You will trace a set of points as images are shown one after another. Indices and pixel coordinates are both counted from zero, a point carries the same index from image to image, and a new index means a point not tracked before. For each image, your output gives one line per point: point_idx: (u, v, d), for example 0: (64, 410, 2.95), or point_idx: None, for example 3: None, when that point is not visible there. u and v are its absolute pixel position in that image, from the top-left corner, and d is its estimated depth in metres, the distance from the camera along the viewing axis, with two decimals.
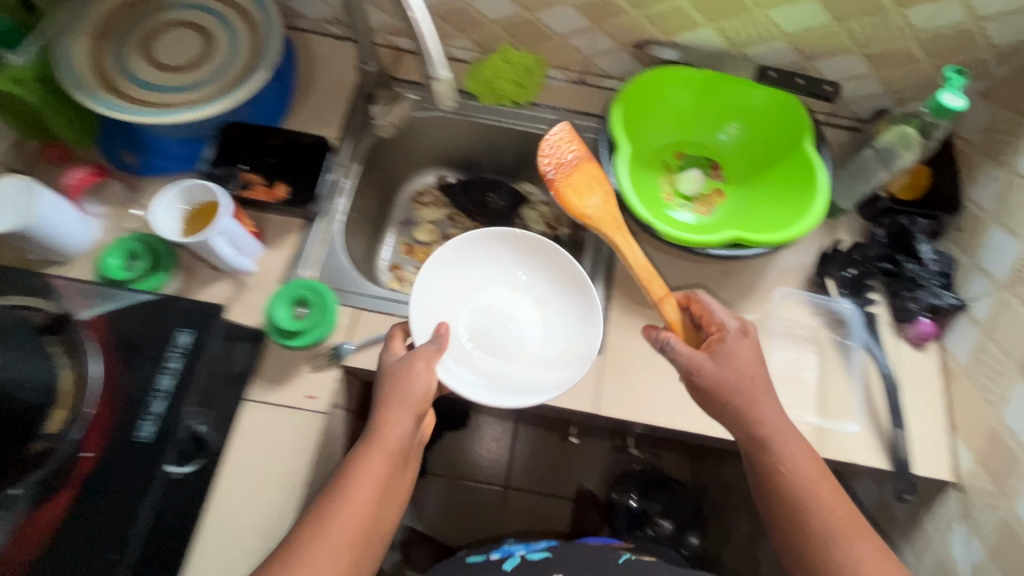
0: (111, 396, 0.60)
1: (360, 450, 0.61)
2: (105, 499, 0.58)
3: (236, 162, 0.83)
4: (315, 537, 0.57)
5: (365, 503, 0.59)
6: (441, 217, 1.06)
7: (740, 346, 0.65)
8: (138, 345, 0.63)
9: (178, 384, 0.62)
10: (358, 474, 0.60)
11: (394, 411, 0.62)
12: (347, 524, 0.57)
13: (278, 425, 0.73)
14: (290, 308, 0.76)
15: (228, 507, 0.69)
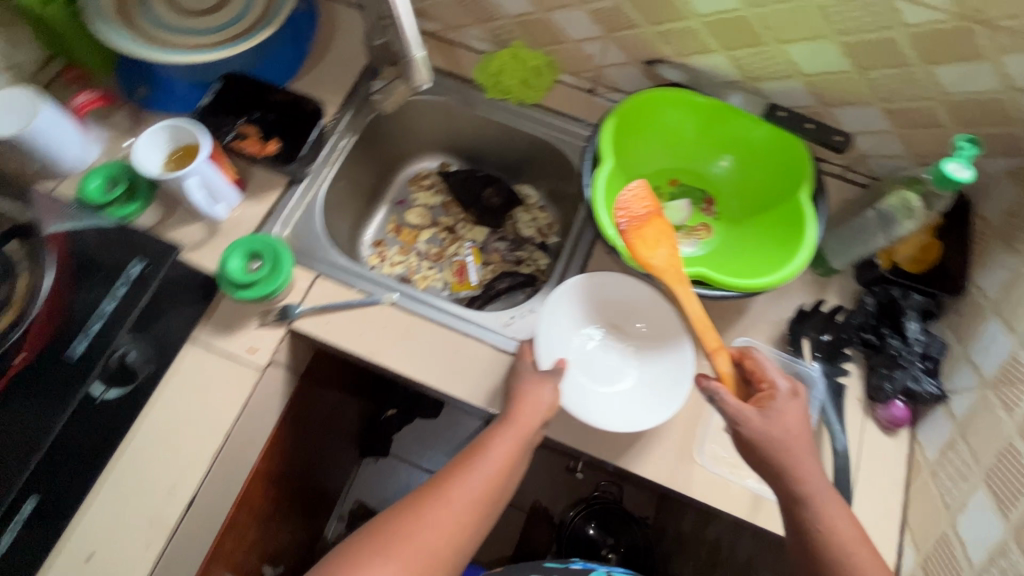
0: (54, 311, 0.62)
1: (483, 437, 0.65)
2: (26, 403, 0.60)
3: (237, 115, 0.84)
4: (441, 513, 0.60)
5: (479, 490, 0.62)
6: (435, 203, 1.06)
7: (788, 405, 0.61)
8: (93, 268, 0.66)
9: (119, 310, 0.64)
10: (484, 462, 0.63)
11: (529, 401, 0.65)
12: (458, 504, 0.61)
13: (212, 374, 0.71)
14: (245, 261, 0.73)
15: (142, 447, 0.67)
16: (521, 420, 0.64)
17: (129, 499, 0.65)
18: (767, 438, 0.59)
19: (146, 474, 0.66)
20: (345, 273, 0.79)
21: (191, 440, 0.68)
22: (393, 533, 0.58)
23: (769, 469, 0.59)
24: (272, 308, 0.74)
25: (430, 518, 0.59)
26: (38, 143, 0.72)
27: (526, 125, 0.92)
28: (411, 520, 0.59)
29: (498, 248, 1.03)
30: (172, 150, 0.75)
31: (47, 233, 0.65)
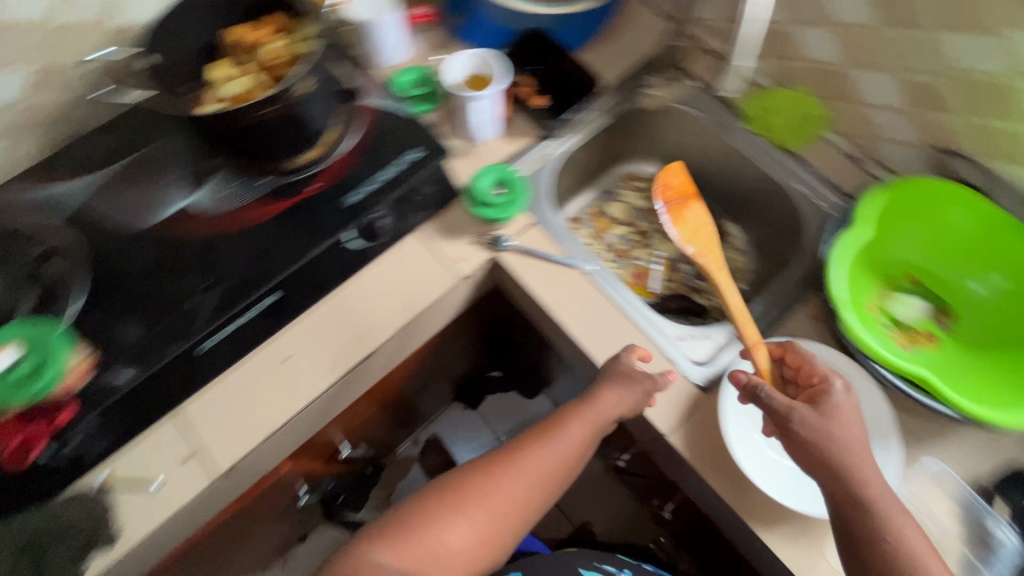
0: (346, 162, 0.77)
1: (560, 415, 0.72)
2: (299, 221, 0.74)
3: (523, 65, 0.93)
4: (516, 478, 0.68)
5: (543, 475, 0.69)
6: (639, 206, 1.08)
7: (845, 401, 0.61)
8: (383, 140, 0.79)
9: (390, 181, 0.77)
10: (558, 444, 0.70)
11: (610, 388, 0.69)
12: (528, 474, 0.68)
13: (422, 263, 0.79)
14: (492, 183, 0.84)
15: (348, 295, 0.75)
16: (606, 405, 0.70)
17: (324, 330, 0.73)
18: (820, 443, 0.58)
19: (346, 316, 0.75)
20: (555, 230, 0.85)
21: (385, 311, 0.75)
22: (479, 486, 0.68)
23: (844, 492, 0.57)
24: (486, 234, 0.82)
25: (505, 482, 0.68)
26: (377, 34, 0.88)
27: (772, 168, 0.89)
28: (494, 478, 0.68)
29: (682, 270, 1.03)
30: (468, 73, 0.85)
31: (362, 105, 0.81)
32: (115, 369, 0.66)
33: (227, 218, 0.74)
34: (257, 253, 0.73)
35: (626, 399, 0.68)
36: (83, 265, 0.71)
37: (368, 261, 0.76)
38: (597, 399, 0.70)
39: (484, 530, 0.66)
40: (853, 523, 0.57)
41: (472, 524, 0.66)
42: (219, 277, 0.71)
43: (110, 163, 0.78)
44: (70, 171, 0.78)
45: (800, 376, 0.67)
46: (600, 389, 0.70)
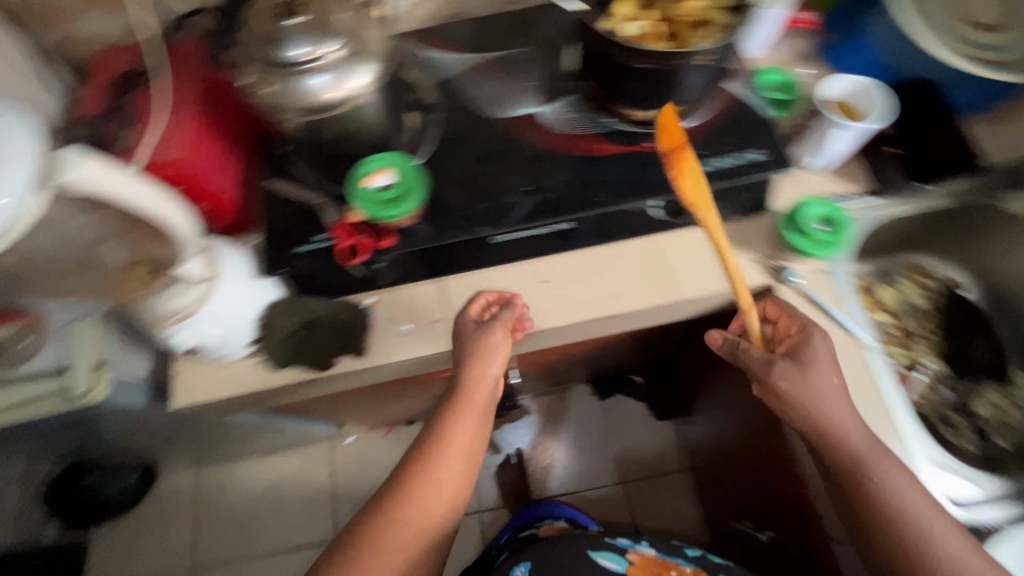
0: (691, 135, 0.77)
1: (473, 348, 0.75)
2: (625, 170, 0.75)
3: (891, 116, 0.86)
4: (444, 466, 0.75)
5: (472, 431, 0.78)
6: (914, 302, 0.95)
7: (823, 347, 0.72)
8: (735, 128, 0.77)
9: (726, 169, 0.74)
10: (469, 393, 0.77)
11: (479, 386, 0.77)
12: (446, 467, 0.75)
13: (702, 256, 0.79)
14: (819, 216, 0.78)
15: (622, 253, 0.80)
16: (477, 382, 0.77)
17: (595, 271, 0.79)
18: (803, 403, 0.70)
19: (618, 270, 0.79)
20: (845, 286, 0.80)
21: (650, 280, 0.78)
22: (402, 502, 0.73)
23: (839, 459, 0.69)
24: (774, 260, 0.79)
25: (419, 492, 0.74)
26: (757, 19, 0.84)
27: None
28: (409, 492, 0.74)
29: (938, 389, 0.91)
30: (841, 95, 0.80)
31: (723, 87, 0.79)
32: (428, 222, 0.73)
33: (559, 138, 0.77)
34: (576, 180, 0.74)
35: (495, 367, 0.76)
36: (433, 127, 0.80)
37: (655, 232, 0.80)
38: (484, 338, 0.73)
39: (431, 520, 0.74)
40: (835, 474, 0.71)
41: (403, 532, 0.72)
42: (542, 187, 0.74)
43: (483, 53, 0.86)
44: (447, 46, 0.87)
45: (776, 329, 0.77)
46: (478, 355, 0.75)
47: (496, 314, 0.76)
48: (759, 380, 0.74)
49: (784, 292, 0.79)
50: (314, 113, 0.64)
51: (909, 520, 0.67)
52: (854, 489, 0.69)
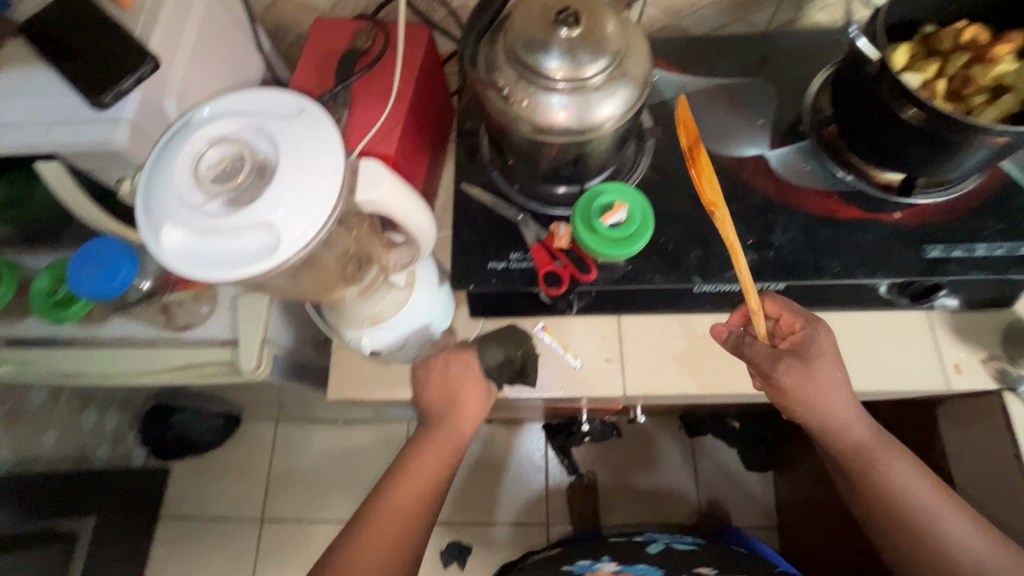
0: (946, 213, 0.67)
1: (438, 406, 0.67)
2: (865, 239, 0.67)
3: None
4: (417, 471, 0.64)
5: (449, 444, 0.66)
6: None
7: (827, 342, 0.63)
8: (1002, 213, 0.67)
9: (986, 260, 0.65)
10: (436, 429, 0.66)
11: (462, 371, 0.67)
12: (419, 483, 0.64)
13: (914, 343, 0.72)
14: None
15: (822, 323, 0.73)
16: (466, 374, 0.67)
17: None
18: (805, 399, 0.62)
19: None
20: None
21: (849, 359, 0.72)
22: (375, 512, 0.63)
23: (837, 449, 0.65)
24: (1004, 363, 0.71)
25: (404, 488, 0.64)
26: None
27: None
28: (382, 503, 0.63)
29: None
30: None
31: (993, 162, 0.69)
32: (636, 260, 0.67)
33: (791, 190, 0.70)
34: (807, 241, 0.67)
35: (481, 395, 0.67)
36: (645, 154, 0.73)
37: (866, 308, 0.73)
38: (475, 386, 0.67)
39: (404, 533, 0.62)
40: (851, 470, 0.65)
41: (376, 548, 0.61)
42: (770, 245, 0.67)
43: (708, 78, 0.78)
44: (667, 64, 0.79)
45: (778, 325, 0.66)
46: (463, 388, 0.67)
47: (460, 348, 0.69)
48: (758, 375, 0.63)
49: (1012, 403, 0.69)
50: (549, 135, 0.58)
51: (909, 501, 0.62)
52: (863, 487, 0.64)
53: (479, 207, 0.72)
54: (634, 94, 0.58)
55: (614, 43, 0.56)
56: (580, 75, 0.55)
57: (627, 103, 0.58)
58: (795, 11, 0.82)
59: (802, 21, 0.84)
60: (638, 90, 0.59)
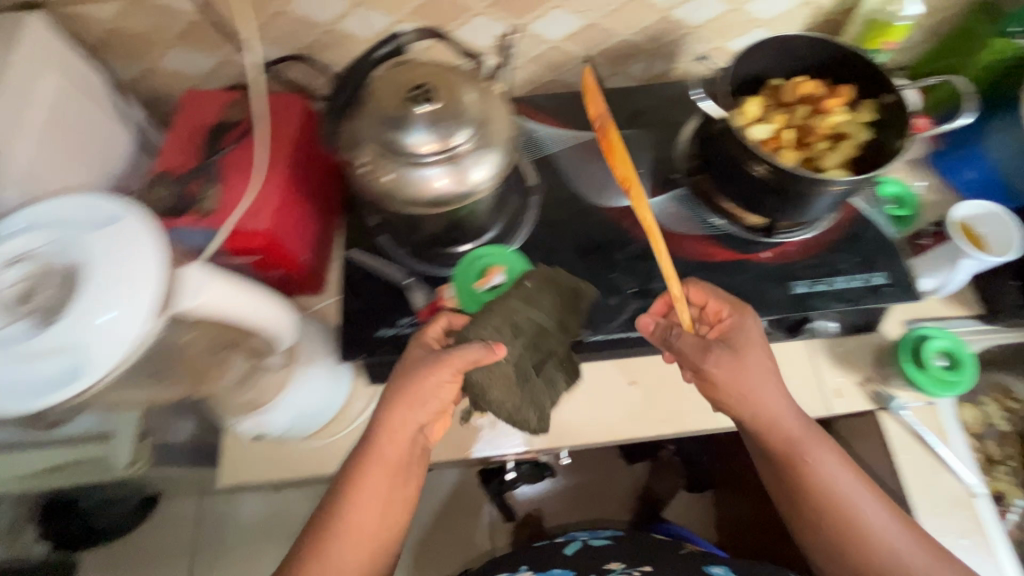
0: (808, 249, 0.72)
1: (393, 396, 0.59)
2: (737, 280, 0.71)
3: None
4: (381, 464, 0.59)
5: (409, 431, 0.59)
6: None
7: (754, 327, 0.63)
8: (857, 246, 0.72)
9: (845, 292, 0.70)
10: (393, 417, 0.58)
11: (435, 365, 0.58)
12: (384, 474, 0.59)
13: (799, 373, 0.76)
14: (935, 349, 0.70)
15: None
16: (420, 383, 0.58)
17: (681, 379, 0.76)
18: (736, 389, 0.60)
19: None
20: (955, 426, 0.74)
21: None
22: (341, 517, 0.57)
23: (772, 444, 0.62)
24: (877, 385, 0.76)
25: (373, 479, 0.58)
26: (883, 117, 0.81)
27: None
28: (347, 504, 0.58)
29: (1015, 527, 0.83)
30: (966, 218, 0.75)
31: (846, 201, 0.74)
32: None
33: (669, 238, 0.73)
34: (687, 288, 0.70)
35: (442, 376, 0.58)
36: (531, 208, 0.74)
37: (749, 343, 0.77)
38: (427, 373, 0.58)
39: (383, 524, 0.59)
40: (782, 469, 0.63)
41: (351, 548, 0.57)
42: (653, 292, 0.69)
43: (590, 131, 0.81)
44: (549, 120, 0.81)
45: (706, 313, 0.66)
46: (415, 376, 0.58)
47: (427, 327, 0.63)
48: (687, 366, 0.63)
49: (890, 423, 0.74)
50: (428, 206, 0.58)
51: (847, 499, 0.60)
52: (792, 482, 0.62)
53: (368, 273, 0.71)
54: (504, 159, 0.60)
55: (477, 113, 0.58)
56: (445, 146, 0.56)
57: (498, 168, 0.59)
58: (667, 64, 0.87)
59: (675, 73, 0.89)
60: (508, 156, 0.60)
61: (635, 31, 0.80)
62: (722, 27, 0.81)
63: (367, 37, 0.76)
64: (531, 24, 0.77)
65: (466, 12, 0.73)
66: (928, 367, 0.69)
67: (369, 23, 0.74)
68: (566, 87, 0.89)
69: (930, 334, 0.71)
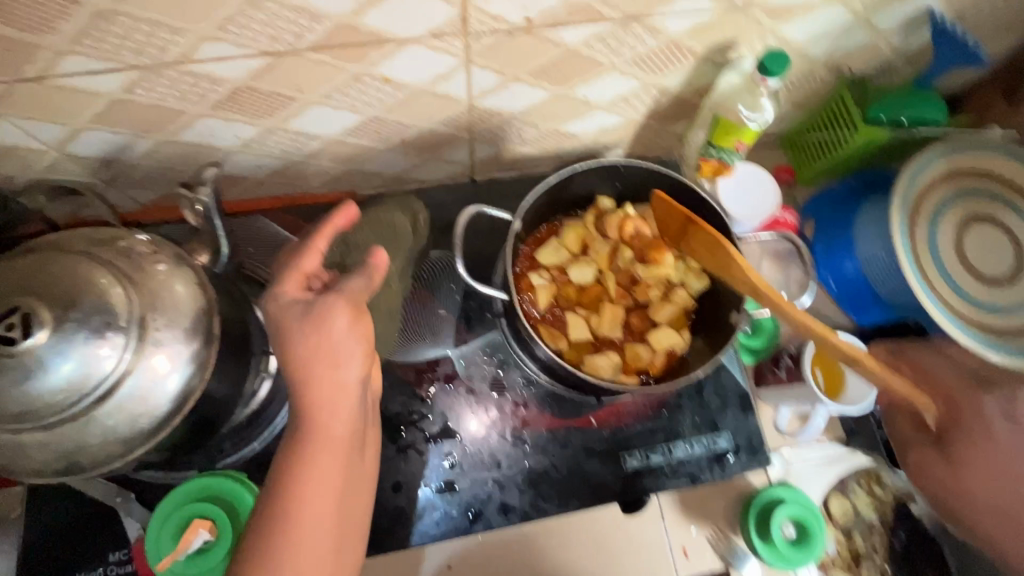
0: (645, 410, 0.60)
1: (296, 363, 0.42)
2: (554, 458, 0.58)
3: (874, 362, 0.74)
4: (327, 455, 0.43)
5: (352, 401, 0.43)
6: (864, 514, 0.71)
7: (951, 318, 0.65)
8: (700, 402, 0.61)
9: (678, 465, 0.59)
10: (314, 388, 0.42)
11: (326, 322, 0.42)
12: (331, 453, 0.43)
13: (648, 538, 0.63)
14: (782, 522, 0.61)
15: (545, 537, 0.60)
16: (323, 339, 0.42)
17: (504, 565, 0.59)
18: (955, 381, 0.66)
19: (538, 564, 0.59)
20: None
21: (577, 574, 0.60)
22: (289, 492, 0.41)
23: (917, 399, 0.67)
24: (728, 538, 0.64)
25: (323, 459, 0.42)
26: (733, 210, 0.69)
27: None
28: (291, 488, 0.42)
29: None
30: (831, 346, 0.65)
31: None
32: None
33: (477, 402, 0.59)
34: (490, 472, 0.57)
35: (341, 332, 0.42)
36: None
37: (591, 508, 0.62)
38: (321, 317, 0.42)
39: (335, 521, 0.43)
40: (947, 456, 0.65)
41: (311, 538, 0.42)
42: (453, 488, 0.56)
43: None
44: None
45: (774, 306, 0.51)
46: (317, 329, 0.42)
47: (302, 248, 0.47)
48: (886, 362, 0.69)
49: None
50: (55, 474, 0.39)
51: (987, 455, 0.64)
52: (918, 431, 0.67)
53: (84, 486, 0.55)
54: (185, 383, 0.41)
55: (121, 332, 0.38)
56: (65, 399, 0.37)
57: (173, 399, 0.40)
58: (493, 147, 0.69)
59: (506, 155, 0.71)
60: (197, 372, 0.42)
61: (438, 121, 0.61)
62: (550, 112, 0.64)
63: (42, 149, 0.53)
64: (286, 122, 0.56)
65: (179, 116, 0.52)
66: (772, 538, 0.61)
67: (33, 135, 0.51)
68: (371, 176, 0.70)
69: (773, 503, 0.63)
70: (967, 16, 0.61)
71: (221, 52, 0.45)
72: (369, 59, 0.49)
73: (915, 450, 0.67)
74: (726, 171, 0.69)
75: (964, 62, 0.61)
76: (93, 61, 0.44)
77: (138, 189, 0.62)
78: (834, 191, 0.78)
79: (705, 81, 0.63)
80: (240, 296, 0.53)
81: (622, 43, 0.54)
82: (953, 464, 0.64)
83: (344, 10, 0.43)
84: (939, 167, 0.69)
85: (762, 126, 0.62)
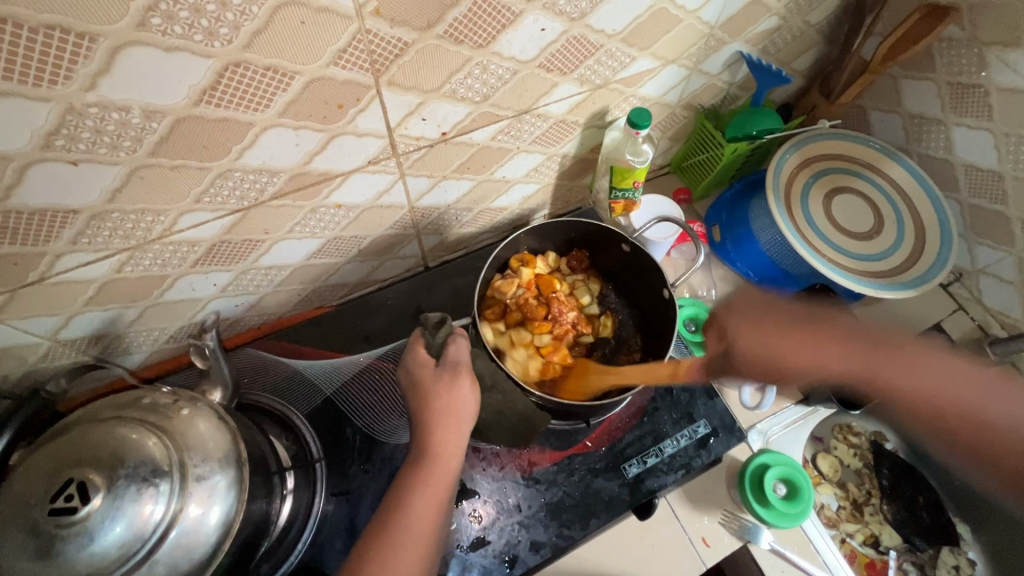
0: (629, 421, 0.68)
1: (427, 420, 0.54)
2: (563, 483, 0.64)
3: None
4: (432, 486, 0.51)
5: (460, 449, 0.54)
6: (850, 465, 0.90)
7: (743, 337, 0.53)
8: (673, 399, 0.70)
9: (674, 459, 0.67)
10: (442, 433, 0.54)
11: (461, 392, 0.56)
12: (442, 484, 0.52)
13: (666, 537, 0.70)
14: (774, 482, 0.70)
15: (574, 562, 0.67)
16: (452, 409, 0.55)
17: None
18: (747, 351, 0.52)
19: None
20: (823, 539, 0.72)
21: None
22: (404, 507, 0.50)
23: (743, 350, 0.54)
24: (737, 517, 0.71)
25: (429, 489, 0.51)
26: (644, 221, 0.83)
27: None
28: (404, 515, 0.50)
29: (906, 571, 0.83)
30: None
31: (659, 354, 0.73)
32: None
33: (484, 457, 0.65)
34: (513, 517, 0.62)
35: (466, 394, 0.56)
36: (318, 482, 0.64)
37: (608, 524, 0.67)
38: (452, 387, 0.55)
39: (430, 541, 0.50)
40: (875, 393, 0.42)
41: (412, 552, 0.48)
42: (484, 542, 0.61)
43: (368, 348, 0.75)
44: (323, 352, 0.74)
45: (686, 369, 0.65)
46: (443, 391, 0.55)
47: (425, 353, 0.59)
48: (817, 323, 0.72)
49: (758, 553, 0.70)
50: None
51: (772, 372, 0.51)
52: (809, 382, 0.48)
53: None
54: (226, 511, 0.45)
55: (165, 476, 0.43)
56: (125, 552, 0.40)
57: (220, 527, 0.44)
58: (438, 236, 0.79)
59: (452, 239, 0.82)
60: (234, 498, 0.46)
61: (386, 227, 0.71)
62: (478, 196, 0.75)
63: (38, 341, 0.58)
64: (257, 262, 0.64)
65: (162, 280, 0.59)
66: (768, 500, 0.69)
67: (31, 331, 0.56)
68: (338, 288, 0.77)
69: (763, 468, 0.71)
70: (770, 49, 0.79)
71: (197, 219, 0.54)
72: (321, 194, 0.59)
73: (740, 343, 0.54)
74: (634, 206, 0.82)
75: (776, 81, 0.77)
76: (87, 254, 0.51)
77: (128, 354, 0.67)
78: (725, 196, 0.95)
79: (594, 140, 0.77)
80: (249, 424, 0.59)
81: (521, 131, 0.67)
82: (765, 355, 0.50)
83: (295, 162, 0.53)
84: (794, 159, 0.85)
85: (647, 166, 0.74)
